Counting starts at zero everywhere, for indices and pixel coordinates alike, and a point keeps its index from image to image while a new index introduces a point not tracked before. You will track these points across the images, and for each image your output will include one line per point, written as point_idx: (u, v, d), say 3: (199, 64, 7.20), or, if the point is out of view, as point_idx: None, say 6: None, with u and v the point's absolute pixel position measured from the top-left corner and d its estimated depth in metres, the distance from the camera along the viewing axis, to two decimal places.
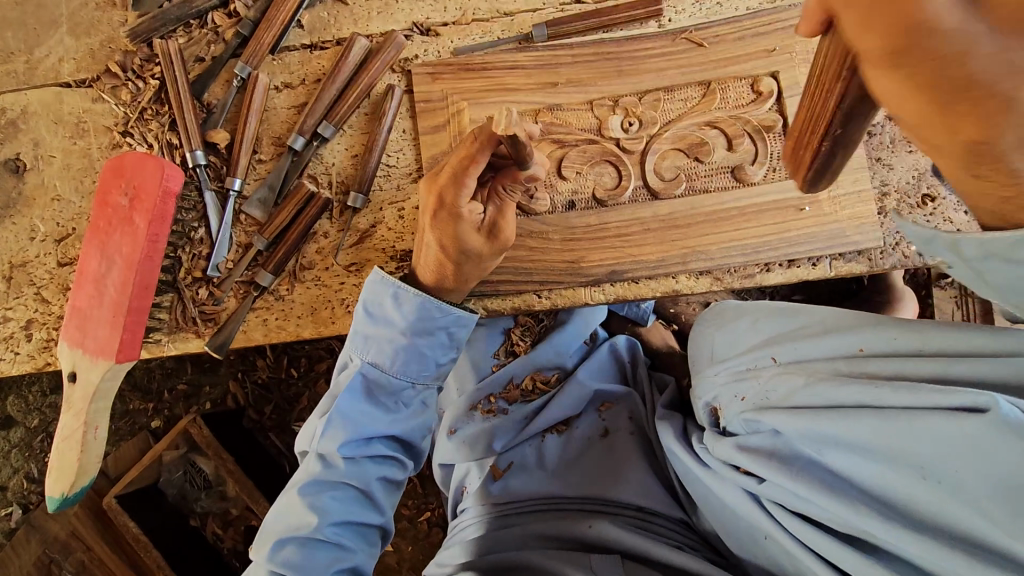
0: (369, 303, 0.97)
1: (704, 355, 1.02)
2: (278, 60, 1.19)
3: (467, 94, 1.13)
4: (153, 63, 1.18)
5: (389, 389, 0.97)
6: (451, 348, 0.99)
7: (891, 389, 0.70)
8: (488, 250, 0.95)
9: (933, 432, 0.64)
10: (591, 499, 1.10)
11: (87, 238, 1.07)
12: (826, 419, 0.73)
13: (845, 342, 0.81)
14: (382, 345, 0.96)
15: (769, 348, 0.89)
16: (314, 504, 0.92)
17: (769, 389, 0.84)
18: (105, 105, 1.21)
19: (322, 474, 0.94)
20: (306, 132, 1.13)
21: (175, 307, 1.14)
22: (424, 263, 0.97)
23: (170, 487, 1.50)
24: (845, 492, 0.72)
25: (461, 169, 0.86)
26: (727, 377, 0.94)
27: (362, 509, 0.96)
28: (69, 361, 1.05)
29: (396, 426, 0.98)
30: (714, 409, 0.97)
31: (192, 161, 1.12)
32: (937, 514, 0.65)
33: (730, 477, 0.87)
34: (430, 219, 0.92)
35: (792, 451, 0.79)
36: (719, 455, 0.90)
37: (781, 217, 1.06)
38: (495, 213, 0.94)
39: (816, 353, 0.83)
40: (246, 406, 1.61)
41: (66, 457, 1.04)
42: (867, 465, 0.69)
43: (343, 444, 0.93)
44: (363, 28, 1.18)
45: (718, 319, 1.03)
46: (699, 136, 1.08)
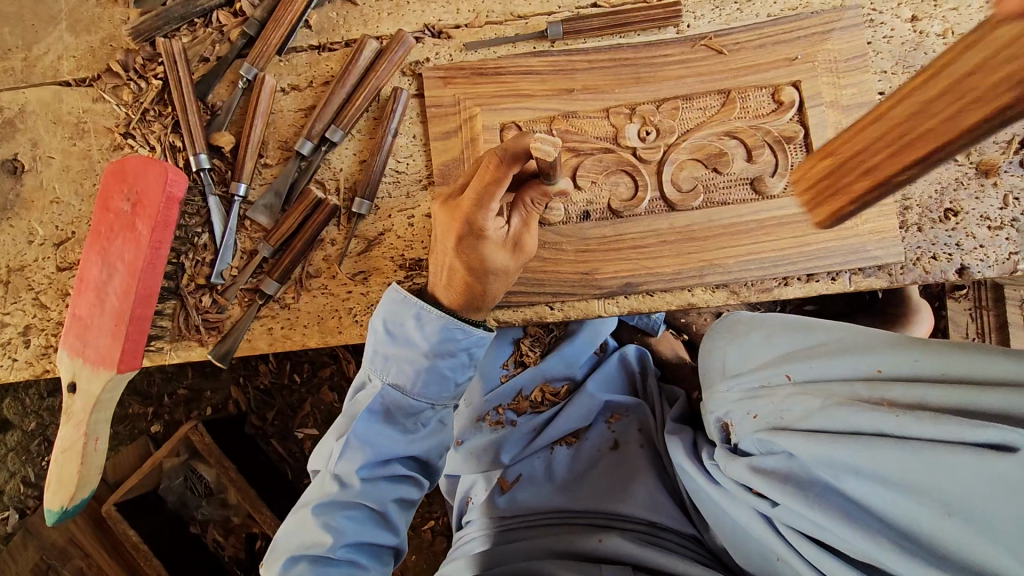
0: (389, 321, 0.94)
1: (715, 369, 0.98)
2: (285, 61, 1.15)
3: (480, 99, 1.10)
4: (155, 62, 1.14)
5: (408, 411, 0.95)
6: (469, 368, 0.96)
7: (914, 418, 0.67)
8: (513, 266, 0.93)
9: (960, 466, 0.62)
10: (597, 514, 1.08)
11: (88, 244, 1.04)
12: (845, 444, 0.69)
13: (863, 363, 0.78)
14: (402, 366, 0.93)
15: (783, 365, 0.86)
16: (329, 523, 0.90)
17: (784, 409, 0.81)
18: (106, 106, 1.17)
19: (337, 496, 0.91)
20: (314, 136, 1.10)
21: (178, 314, 1.11)
22: (447, 284, 0.95)
23: (170, 493, 1.47)
24: (864, 522, 0.69)
25: (486, 192, 0.83)
26: (739, 393, 0.89)
27: (377, 530, 0.94)
28: (68, 371, 1.02)
29: (416, 447, 0.95)
30: (725, 424, 0.93)
31: (196, 166, 1.09)
32: (962, 550, 0.61)
33: (744, 498, 0.84)
34: (454, 244, 0.89)
35: (808, 476, 0.75)
36: (731, 476, 0.86)
37: (801, 230, 1.04)
38: (519, 226, 0.92)
39: (832, 373, 0.80)
40: (248, 411, 1.58)
41: (65, 469, 1.01)
42: (888, 495, 0.66)
43: (360, 467, 0.91)
44: (373, 30, 1.15)
45: (729, 331, 0.99)
46: (718, 146, 1.05)
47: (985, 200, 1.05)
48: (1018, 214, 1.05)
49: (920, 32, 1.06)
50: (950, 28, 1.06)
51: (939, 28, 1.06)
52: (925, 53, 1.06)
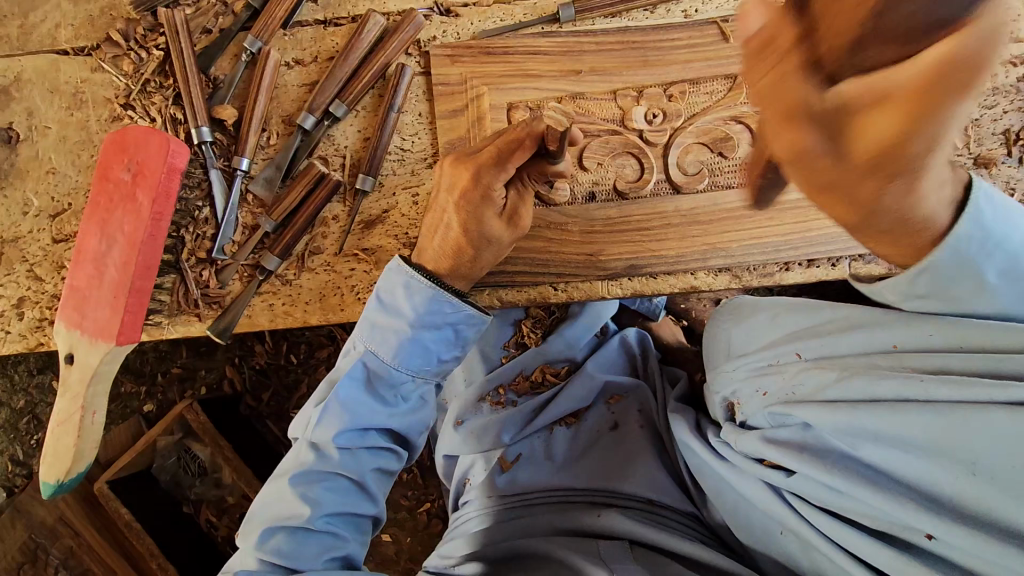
0: (382, 292, 0.95)
1: (720, 351, 0.99)
2: (290, 36, 1.14)
3: (487, 78, 1.10)
4: (157, 33, 1.12)
5: (388, 380, 0.94)
6: (455, 344, 0.97)
7: (939, 384, 0.67)
8: (507, 238, 0.95)
9: (984, 426, 0.62)
10: (601, 492, 1.08)
11: (86, 214, 1.02)
12: (865, 411, 0.71)
13: (876, 337, 0.77)
14: (387, 335, 0.93)
15: (794, 343, 0.86)
16: (308, 493, 0.90)
17: (795, 384, 0.82)
18: (105, 76, 1.15)
19: (314, 464, 0.91)
20: (316, 110, 1.09)
21: (177, 288, 1.10)
22: (439, 248, 0.95)
23: (163, 473, 1.46)
24: (883, 486, 0.71)
25: (507, 151, 0.87)
26: (748, 372, 0.91)
27: (355, 499, 0.94)
28: (66, 343, 1.01)
29: (395, 419, 0.95)
30: (731, 404, 0.95)
31: (197, 138, 1.07)
32: (983, 509, 0.63)
33: (753, 471, 0.85)
34: (458, 197, 0.91)
35: (824, 445, 0.77)
36: (742, 449, 0.87)
37: (804, 216, 1.05)
38: (515, 199, 0.94)
39: (845, 348, 0.80)
40: (243, 392, 1.57)
41: (61, 442, 1.00)
42: (909, 460, 0.68)
43: (338, 433, 0.91)
44: (380, 6, 1.14)
45: (736, 312, 0.99)
46: (723, 131, 1.06)
47: None
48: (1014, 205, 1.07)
49: None
50: None
51: None
52: None
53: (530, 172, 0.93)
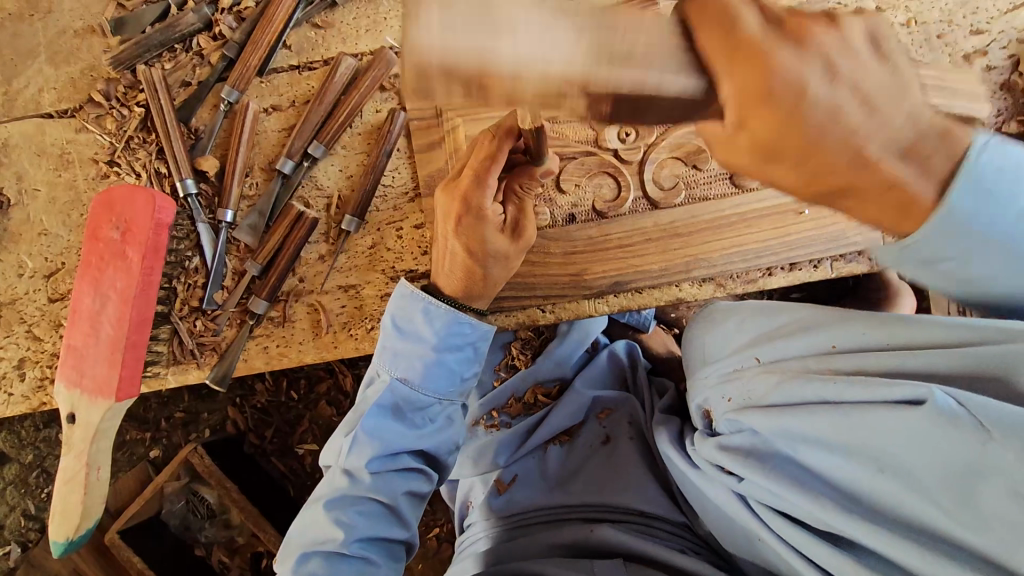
0: (396, 316, 0.96)
1: (695, 358, 1.00)
2: (266, 83, 1.16)
3: (461, 110, 1.12)
4: (137, 90, 1.16)
5: (416, 405, 0.96)
6: (474, 361, 1.00)
7: (848, 385, 0.70)
8: (513, 250, 0.97)
9: (879, 424, 0.66)
10: (593, 506, 1.09)
11: (79, 275, 1.04)
12: (790, 416, 0.74)
13: (819, 341, 0.81)
14: (411, 361, 0.95)
15: (752, 349, 0.89)
16: (340, 519, 0.91)
17: (750, 390, 0.84)
18: (89, 135, 1.18)
19: (348, 489, 0.93)
20: (295, 155, 1.12)
21: (173, 339, 1.12)
22: (449, 270, 0.97)
23: (173, 518, 1.46)
24: (813, 487, 0.73)
25: (483, 167, 0.89)
26: (715, 378, 0.92)
27: (387, 525, 0.95)
28: (66, 403, 1.02)
29: (425, 442, 0.96)
30: (705, 411, 0.95)
31: (182, 191, 1.10)
32: (894, 504, 0.65)
33: (717, 478, 0.87)
34: (454, 224, 0.92)
35: (768, 450, 0.79)
36: (704, 456, 0.89)
37: (781, 221, 1.07)
38: (515, 212, 0.97)
39: (793, 352, 0.84)
40: (247, 431, 1.58)
41: (69, 501, 1.01)
42: (832, 460, 0.70)
43: (370, 460, 0.93)
44: (352, 48, 1.16)
45: (707, 320, 1.02)
46: (696, 144, 1.08)
47: None
48: None
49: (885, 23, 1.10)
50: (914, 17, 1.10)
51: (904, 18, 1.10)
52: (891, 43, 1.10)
53: (522, 182, 0.95)
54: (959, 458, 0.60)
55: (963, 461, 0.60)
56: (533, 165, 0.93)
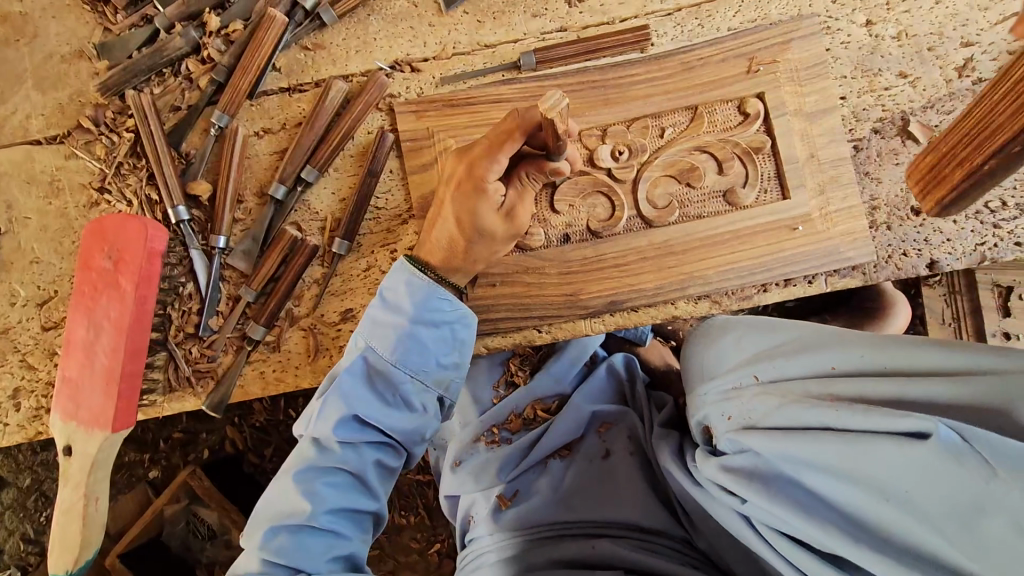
0: (385, 289, 0.94)
1: (696, 374, 0.99)
2: (256, 105, 1.16)
3: (453, 131, 1.12)
4: (126, 116, 1.15)
5: (388, 379, 0.92)
6: (453, 348, 0.95)
7: (853, 413, 0.70)
8: (502, 233, 0.94)
9: (885, 455, 0.65)
10: (590, 522, 1.09)
11: (72, 305, 1.03)
12: (795, 442, 0.74)
13: (820, 361, 0.82)
14: (387, 329, 0.92)
15: (751, 367, 0.89)
16: (308, 490, 0.87)
17: (750, 409, 0.84)
18: (79, 162, 1.17)
19: (317, 460, 0.89)
20: (287, 179, 1.11)
21: (169, 366, 1.12)
22: (436, 242, 0.96)
23: (173, 539, 1.47)
24: (819, 513, 0.72)
25: (497, 142, 0.87)
26: (715, 396, 0.91)
27: (357, 496, 0.91)
28: (62, 434, 1.02)
29: (390, 417, 0.91)
30: (705, 427, 0.95)
31: (175, 218, 1.10)
32: (899, 533, 0.65)
33: (721, 498, 0.86)
34: (455, 190, 0.92)
35: (772, 473, 0.78)
36: (708, 476, 0.88)
37: (775, 237, 1.07)
38: (514, 198, 0.94)
39: (794, 371, 0.84)
40: (245, 450, 1.58)
41: (67, 533, 1.00)
42: (836, 486, 0.69)
43: (337, 424, 0.89)
44: (342, 69, 1.16)
45: (707, 335, 1.02)
46: (689, 161, 1.08)
47: None
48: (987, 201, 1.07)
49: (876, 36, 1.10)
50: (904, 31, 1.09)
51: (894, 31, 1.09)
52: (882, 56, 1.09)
53: (529, 170, 0.94)
54: (965, 492, 0.60)
55: (969, 496, 0.60)
56: (545, 158, 0.92)
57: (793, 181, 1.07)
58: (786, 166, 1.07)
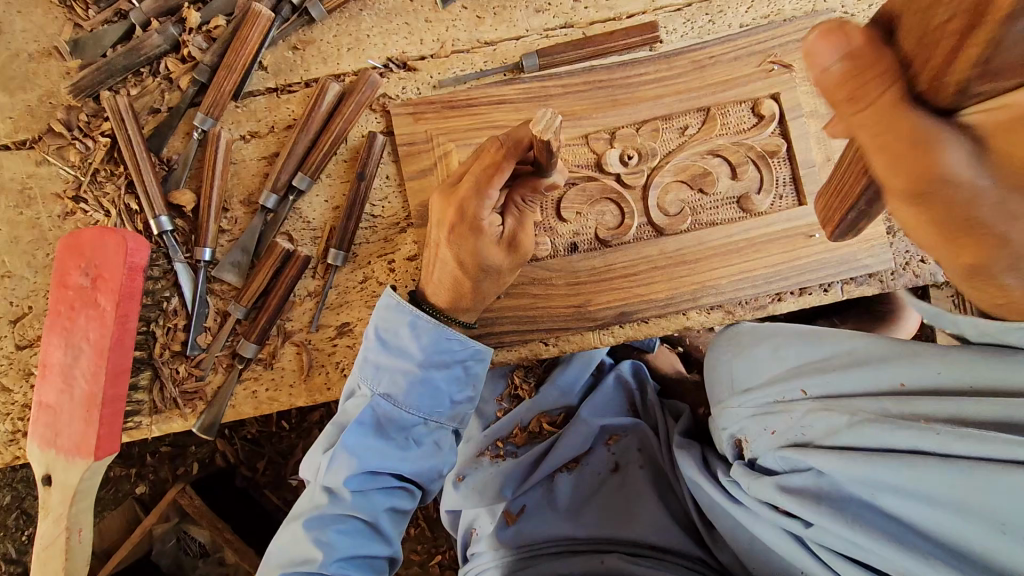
0: (382, 329, 0.90)
1: (724, 381, 0.97)
2: (242, 107, 1.09)
3: (453, 134, 1.06)
4: (101, 119, 1.07)
5: (399, 424, 0.90)
6: (466, 385, 0.93)
7: (955, 436, 0.62)
8: (507, 265, 0.89)
9: (1005, 487, 0.58)
10: (601, 538, 1.06)
11: (48, 326, 0.97)
12: (880, 465, 0.67)
13: (885, 376, 0.76)
14: (395, 378, 0.89)
15: (795, 379, 0.85)
16: (320, 538, 0.85)
17: (803, 426, 0.80)
18: (51, 168, 1.10)
19: (328, 509, 0.87)
20: (279, 188, 1.05)
21: (154, 386, 1.06)
22: (438, 281, 0.92)
23: (164, 558, 1.39)
24: (906, 541, 0.67)
25: (484, 178, 0.81)
26: (753, 409, 0.89)
27: (371, 544, 0.89)
28: (41, 464, 0.96)
29: (407, 465, 0.90)
30: (739, 441, 0.93)
31: (157, 230, 1.03)
32: (1007, 568, 0.59)
33: (772, 517, 0.82)
34: (448, 233, 0.86)
35: (842, 494, 0.73)
36: (759, 496, 0.83)
37: (790, 245, 1.03)
38: (513, 225, 0.88)
39: (845, 386, 0.79)
40: (237, 464, 1.52)
41: (48, 567, 0.94)
42: (932, 513, 0.64)
43: (347, 478, 0.86)
44: (333, 68, 1.09)
45: (737, 344, 0.98)
46: (701, 166, 1.03)
47: None
48: None
49: None
50: None
51: None
52: None
53: (523, 194, 0.88)
54: None
55: None
56: (537, 177, 0.85)
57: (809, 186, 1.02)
58: (802, 170, 1.03)
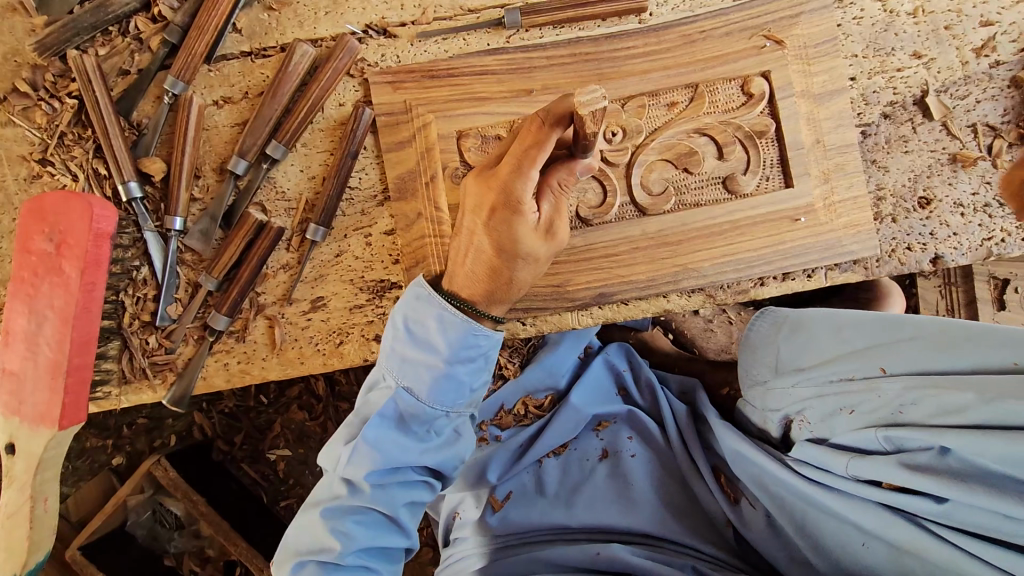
0: (409, 319, 0.85)
1: (777, 359, 0.95)
2: (215, 71, 1.05)
3: (433, 105, 1.02)
4: (68, 79, 1.04)
5: (422, 419, 0.86)
6: (485, 372, 0.89)
7: None
8: (545, 253, 0.87)
9: None
10: (594, 528, 1.02)
11: (11, 292, 0.94)
12: None
13: (980, 357, 0.72)
14: (419, 372, 0.85)
15: (873, 356, 0.81)
16: (337, 529, 0.84)
17: (899, 406, 0.76)
18: (16, 130, 1.05)
19: (346, 499, 0.85)
20: (248, 153, 1.01)
21: (123, 356, 1.04)
22: (469, 273, 0.87)
23: (139, 528, 1.40)
24: None
25: (527, 158, 0.79)
26: (813, 389, 0.87)
27: (388, 534, 0.88)
28: (4, 432, 0.94)
29: (428, 457, 0.87)
30: (792, 419, 0.92)
31: (126, 196, 1.00)
32: None
33: (867, 491, 0.79)
34: (487, 218, 0.84)
35: (970, 468, 0.68)
36: (854, 471, 0.79)
37: (774, 228, 1.00)
38: (550, 211, 0.86)
39: (934, 366, 0.75)
40: (215, 437, 1.51)
41: (13, 535, 0.94)
42: None
43: (369, 473, 0.84)
44: (309, 33, 1.05)
45: (790, 324, 0.95)
46: (687, 145, 1.00)
47: (957, 186, 1.03)
48: (991, 199, 1.03)
49: (890, 11, 1.01)
50: (920, 6, 1.01)
51: (910, 6, 1.01)
52: (897, 33, 1.02)
53: (560, 174, 0.84)
54: None
55: None
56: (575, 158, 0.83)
57: (796, 168, 1.00)
58: (791, 152, 1.00)
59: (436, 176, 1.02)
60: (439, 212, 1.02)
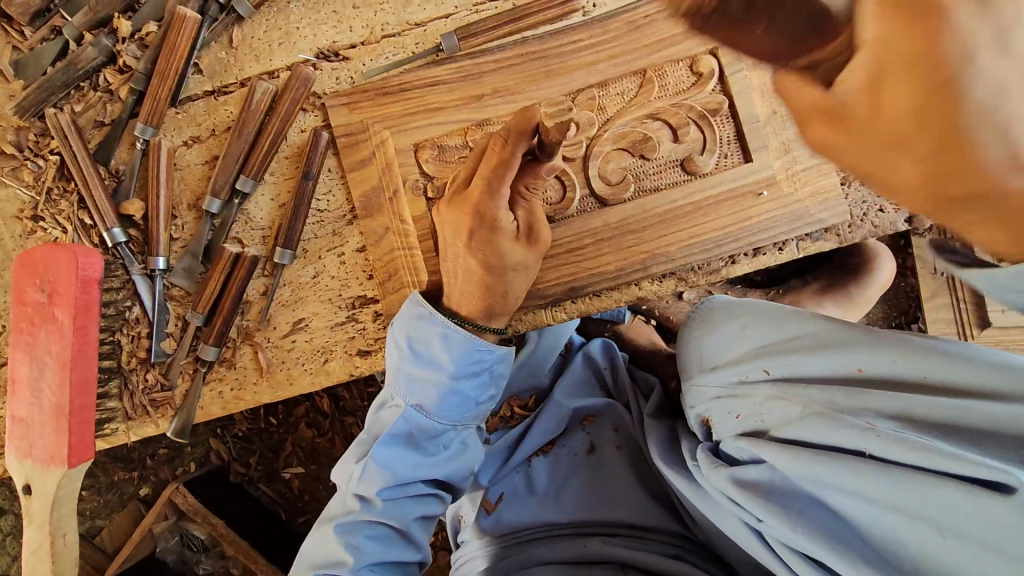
0: (413, 339, 0.87)
1: (692, 362, 0.93)
2: (182, 112, 1.10)
3: (389, 121, 1.04)
4: (48, 137, 1.09)
5: (432, 435, 0.89)
6: (489, 386, 0.92)
7: (901, 444, 0.61)
8: (533, 258, 0.90)
9: (947, 497, 0.57)
10: (581, 523, 1.02)
11: (14, 344, 1.00)
12: (838, 462, 0.65)
13: (842, 363, 0.73)
14: (427, 388, 0.88)
15: (761, 359, 0.81)
16: (348, 543, 0.86)
17: (763, 413, 0.77)
18: (8, 190, 1.12)
19: (358, 513, 0.88)
20: (221, 192, 1.05)
21: (125, 394, 1.09)
22: (462, 294, 0.90)
23: (169, 553, 1.44)
24: (848, 541, 0.64)
25: (496, 176, 0.80)
26: (717, 390, 0.85)
27: (397, 548, 0.90)
28: (21, 475, 1.00)
29: (437, 471, 0.90)
30: (705, 420, 0.89)
31: (111, 242, 1.05)
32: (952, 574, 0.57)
33: (730, 508, 0.78)
34: (468, 240, 0.86)
35: (792, 488, 0.71)
36: (715, 486, 0.79)
37: (738, 206, 1.00)
38: (528, 217, 0.88)
39: (809, 370, 0.76)
40: (231, 460, 1.57)
41: (39, 569, 1.00)
42: (875, 511, 0.62)
43: (380, 488, 0.87)
44: (266, 65, 1.09)
45: (705, 322, 0.94)
46: (641, 131, 1.00)
47: None
48: None
49: None
50: None
51: None
52: None
53: (529, 182, 0.85)
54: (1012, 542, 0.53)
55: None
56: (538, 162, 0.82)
57: (753, 142, 0.99)
58: (746, 126, 0.99)
59: (398, 191, 1.05)
60: (404, 225, 1.05)
